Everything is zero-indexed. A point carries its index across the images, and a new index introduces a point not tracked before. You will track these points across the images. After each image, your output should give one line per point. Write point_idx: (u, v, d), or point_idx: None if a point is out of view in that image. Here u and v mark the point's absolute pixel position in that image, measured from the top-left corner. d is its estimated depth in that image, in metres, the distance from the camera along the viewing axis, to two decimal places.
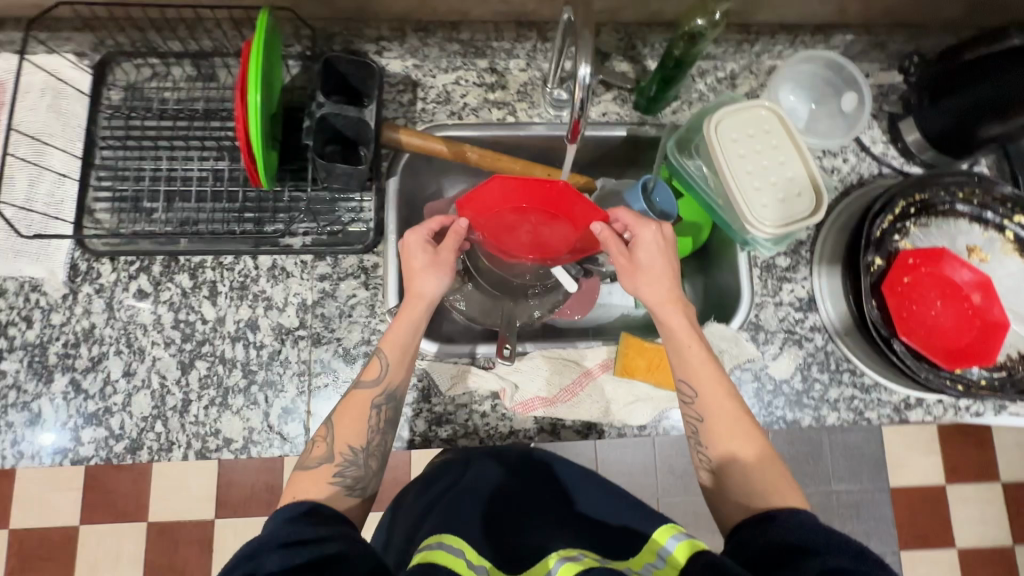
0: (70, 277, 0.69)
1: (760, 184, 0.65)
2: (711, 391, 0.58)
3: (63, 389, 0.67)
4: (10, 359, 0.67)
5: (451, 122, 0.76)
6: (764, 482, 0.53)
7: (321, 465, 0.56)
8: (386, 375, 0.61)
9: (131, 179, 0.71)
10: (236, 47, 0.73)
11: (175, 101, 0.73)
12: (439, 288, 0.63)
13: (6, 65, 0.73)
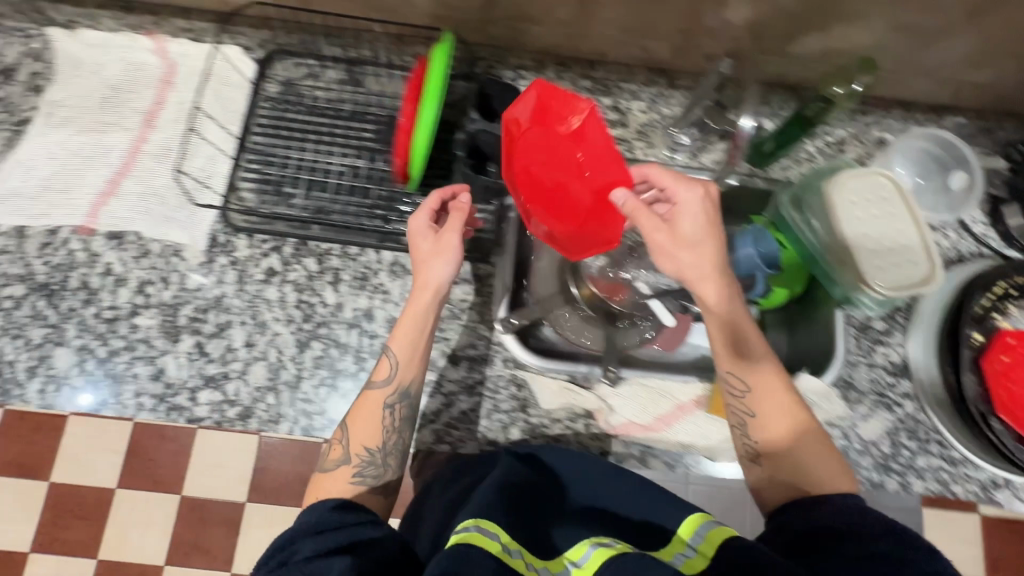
0: (209, 247, 0.74)
1: (876, 246, 0.68)
2: (756, 371, 0.58)
3: (188, 349, 0.71)
4: (145, 314, 0.71)
5: None
6: (818, 460, 0.54)
7: (341, 466, 0.58)
8: (397, 374, 0.60)
9: (277, 164, 0.77)
10: (390, 58, 0.80)
11: (325, 99, 0.80)
12: (446, 274, 0.62)
13: (181, 49, 0.80)
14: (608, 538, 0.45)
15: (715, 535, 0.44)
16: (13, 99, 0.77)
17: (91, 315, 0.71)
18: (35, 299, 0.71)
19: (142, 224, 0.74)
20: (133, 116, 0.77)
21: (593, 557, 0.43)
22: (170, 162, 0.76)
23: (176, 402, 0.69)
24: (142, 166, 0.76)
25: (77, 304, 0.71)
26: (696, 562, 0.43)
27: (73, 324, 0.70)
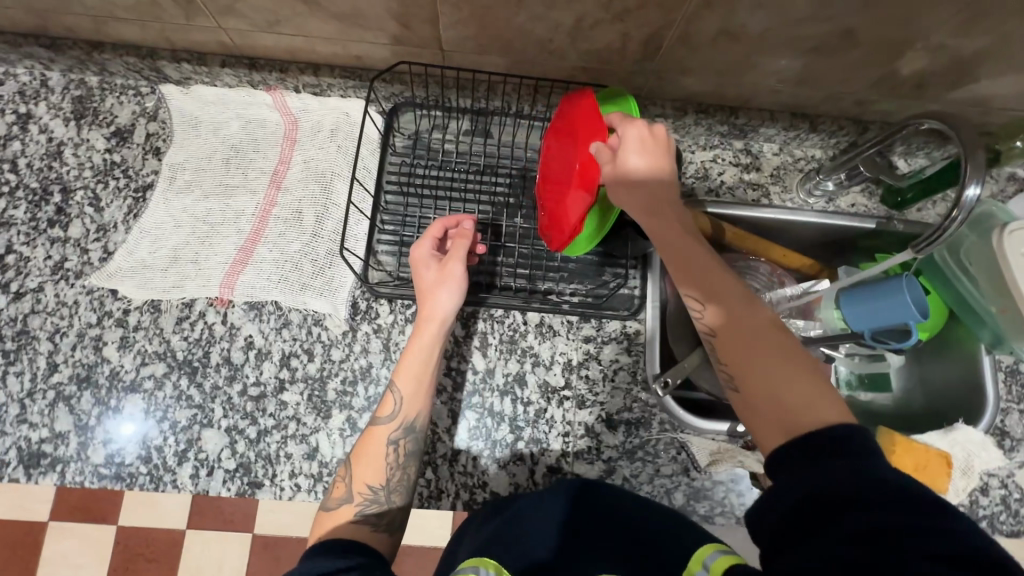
0: (351, 315, 0.71)
1: None
2: (724, 295, 0.49)
3: (340, 425, 0.68)
4: (291, 390, 0.69)
5: (710, 197, 0.79)
6: (795, 387, 0.42)
7: (343, 505, 0.53)
8: (402, 409, 0.58)
9: (412, 224, 0.74)
10: (522, 108, 0.76)
11: (456, 154, 0.77)
12: (450, 307, 0.62)
13: (302, 103, 0.76)
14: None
15: (718, 567, 0.39)
16: (132, 164, 0.74)
17: (236, 393, 0.68)
18: (176, 378, 0.68)
19: (279, 294, 0.71)
20: (260, 177, 0.75)
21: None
22: (303, 226, 0.73)
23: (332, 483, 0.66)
24: (274, 231, 0.73)
25: (221, 381, 0.68)
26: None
27: (219, 403, 0.67)
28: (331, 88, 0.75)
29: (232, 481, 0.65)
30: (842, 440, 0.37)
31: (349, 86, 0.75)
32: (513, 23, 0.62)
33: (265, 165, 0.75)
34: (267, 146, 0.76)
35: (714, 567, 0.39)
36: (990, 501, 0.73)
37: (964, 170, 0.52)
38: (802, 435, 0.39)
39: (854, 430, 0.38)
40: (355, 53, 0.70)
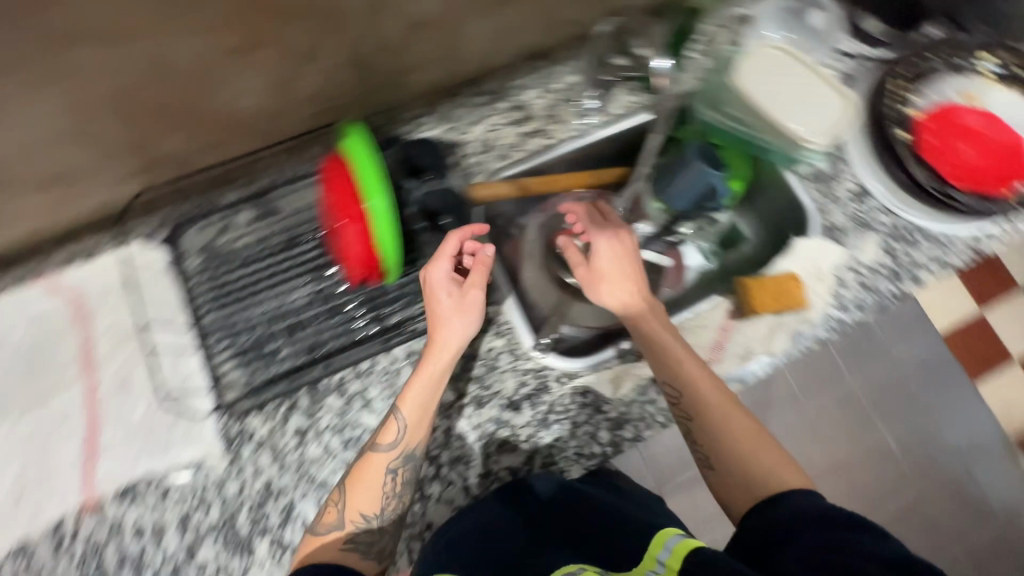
0: (226, 445, 0.68)
1: (805, 109, 0.72)
2: (722, 408, 0.61)
3: (269, 553, 0.66)
4: (203, 547, 0.66)
5: (503, 165, 0.79)
6: (764, 460, 0.57)
7: (327, 535, 0.60)
8: (404, 437, 0.62)
9: (242, 325, 0.73)
10: (285, 171, 0.76)
11: (252, 242, 0.75)
12: (468, 334, 0.64)
13: (80, 275, 0.72)
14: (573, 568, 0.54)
15: (680, 550, 0.50)
16: None
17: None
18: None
19: (141, 462, 0.67)
20: (69, 362, 0.71)
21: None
22: (138, 385, 0.70)
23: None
24: (107, 405, 0.69)
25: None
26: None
27: None
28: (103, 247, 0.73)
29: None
30: (791, 513, 0.50)
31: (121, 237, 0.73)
32: None
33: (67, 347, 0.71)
34: (55, 326, 0.71)
35: (675, 551, 0.50)
36: (851, 290, 0.79)
37: None
38: (772, 508, 0.52)
39: (793, 513, 0.50)
40: None
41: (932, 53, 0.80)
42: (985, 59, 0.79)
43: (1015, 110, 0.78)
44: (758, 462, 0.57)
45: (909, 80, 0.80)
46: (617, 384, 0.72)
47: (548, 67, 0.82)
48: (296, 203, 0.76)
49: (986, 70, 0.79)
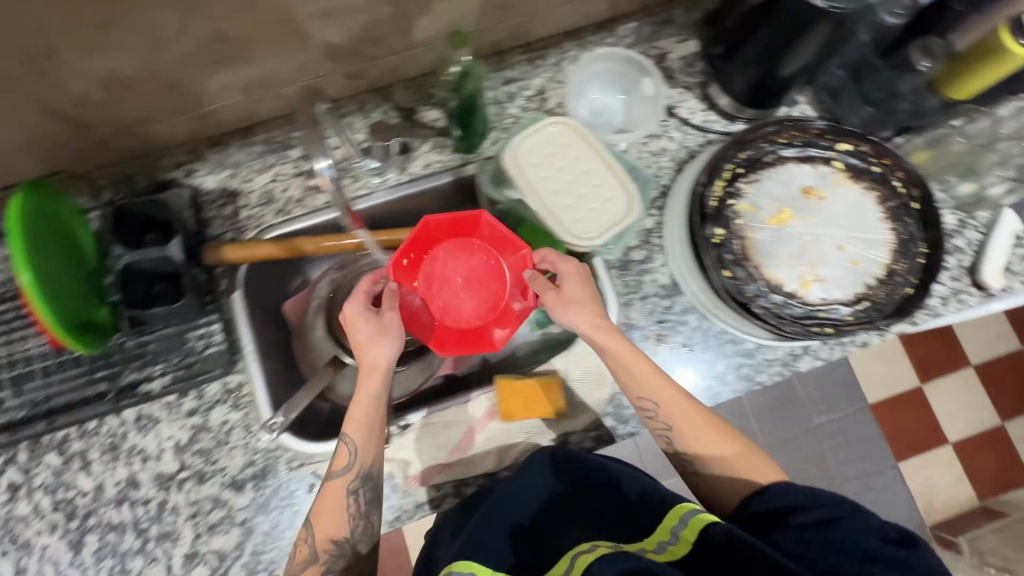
0: (140, 431, 0.77)
1: (592, 205, 0.71)
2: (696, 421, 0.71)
3: (156, 531, 0.75)
4: (109, 501, 0.76)
5: (448, 198, 0.90)
6: (714, 451, 0.70)
7: (309, 565, 0.67)
8: (356, 460, 0.70)
9: (176, 347, 0.79)
10: (262, 162, 0.85)
11: (222, 228, 0.83)
12: (389, 354, 0.72)
13: None
14: (588, 546, 0.59)
15: (695, 522, 0.58)
16: None
17: (61, 540, 0.74)
18: (6, 553, 0.74)
19: (71, 432, 0.77)
20: (13, 353, 0.77)
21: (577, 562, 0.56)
22: (69, 372, 0.78)
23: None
24: (40, 386, 0.77)
25: (44, 532, 0.74)
26: (678, 548, 0.58)
27: (47, 535, 0.74)
28: None
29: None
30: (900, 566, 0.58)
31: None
32: (188, 85, 0.69)
33: (10, 333, 0.78)
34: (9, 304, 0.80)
35: (691, 522, 0.58)
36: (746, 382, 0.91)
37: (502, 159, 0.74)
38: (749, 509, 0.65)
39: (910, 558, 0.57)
40: (42, 164, 0.72)
41: (880, 161, 0.82)
42: (841, 151, 0.83)
43: (855, 210, 0.81)
44: (695, 440, 0.70)
45: (855, 181, 0.82)
46: (521, 448, 0.78)
47: (513, 129, 0.89)
48: (259, 228, 0.84)
49: (840, 163, 0.83)
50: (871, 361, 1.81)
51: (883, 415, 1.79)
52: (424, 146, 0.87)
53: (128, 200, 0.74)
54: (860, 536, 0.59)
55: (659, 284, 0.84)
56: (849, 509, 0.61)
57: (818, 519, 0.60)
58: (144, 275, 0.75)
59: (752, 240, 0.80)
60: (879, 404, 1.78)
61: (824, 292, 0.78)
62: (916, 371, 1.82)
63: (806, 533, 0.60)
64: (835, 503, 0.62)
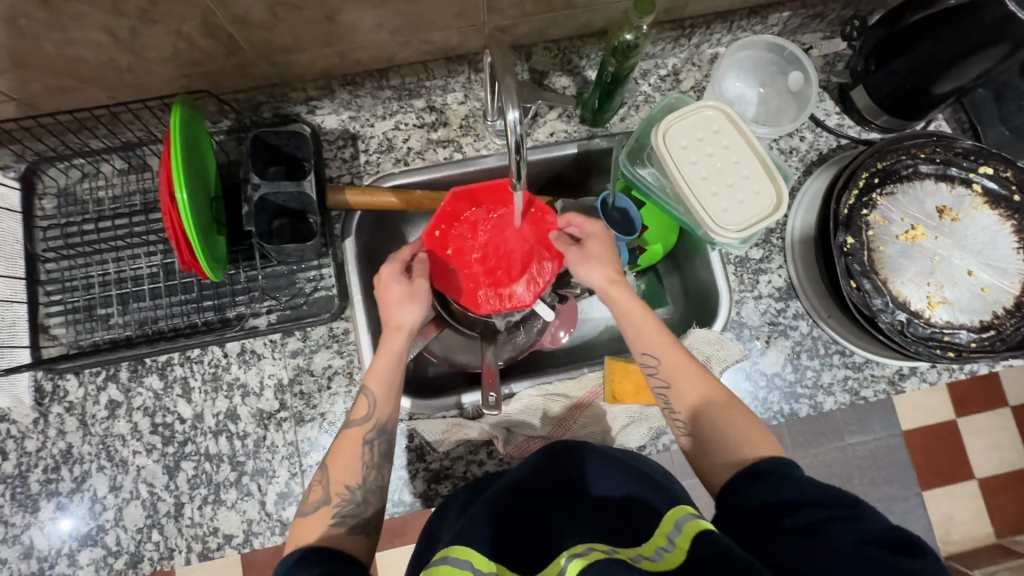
0: (242, 365, 0.77)
1: (738, 195, 0.70)
2: (701, 387, 0.63)
3: (251, 466, 0.74)
4: (206, 431, 0.75)
5: (567, 171, 0.88)
6: (731, 431, 0.59)
7: (321, 507, 0.61)
8: (375, 411, 0.65)
9: (285, 287, 0.78)
10: (385, 108, 0.83)
11: (339, 170, 0.82)
12: (417, 317, 0.70)
13: (83, 153, 0.78)
14: (582, 548, 0.51)
15: (690, 528, 0.49)
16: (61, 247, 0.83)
17: (157, 463, 0.74)
18: (102, 469, 0.74)
19: (174, 358, 0.76)
20: (123, 272, 0.77)
21: (570, 569, 0.49)
22: (178, 297, 0.77)
23: (271, 542, 0.73)
24: (148, 308, 0.77)
25: (140, 453, 0.74)
26: (674, 556, 0.48)
27: (143, 455, 0.74)
28: (94, 138, 0.76)
29: (182, 554, 0.72)
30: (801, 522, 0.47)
31: (108, 124, 0.74)
32: (339, 21, 0.65)
33: (126, 251, 0.77)
34: (121, 221, 0.78)
35: (686, 528, 0.50)
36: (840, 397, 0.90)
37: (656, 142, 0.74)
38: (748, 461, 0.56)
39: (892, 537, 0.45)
40: (179, 80, 0.70)
41: (1022, 190, 0.79)
42: (982, 174, 0.80)
43: (989, 237, 0.79)
44: (708, 414, 0.62)
45: (992, 208, 0.80)
46: (620, 432, 0.78)
47: (644, 108, 0.86)
48: (376, 175, 0.82)
49: (979, 186, 0.80)
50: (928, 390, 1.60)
51: (915, 451, 1.58)
52: (551, 113, 0.85)
53: (260, 128, 0.72)
54: (856, 548, 0.44)
55: (773, 286, 0.83)
56: (836, 510, 0.47)
57: (819, 516, 0.47)
58: (269, 210, 0.73)
59: (880, 252, 0.78)
60: (913, 436, 1.58)
61: (949, 314, 0.77)
62: (956, 410, 1.61)
63: (806, 542, 0.45)
64: (834, 503, 0.48)
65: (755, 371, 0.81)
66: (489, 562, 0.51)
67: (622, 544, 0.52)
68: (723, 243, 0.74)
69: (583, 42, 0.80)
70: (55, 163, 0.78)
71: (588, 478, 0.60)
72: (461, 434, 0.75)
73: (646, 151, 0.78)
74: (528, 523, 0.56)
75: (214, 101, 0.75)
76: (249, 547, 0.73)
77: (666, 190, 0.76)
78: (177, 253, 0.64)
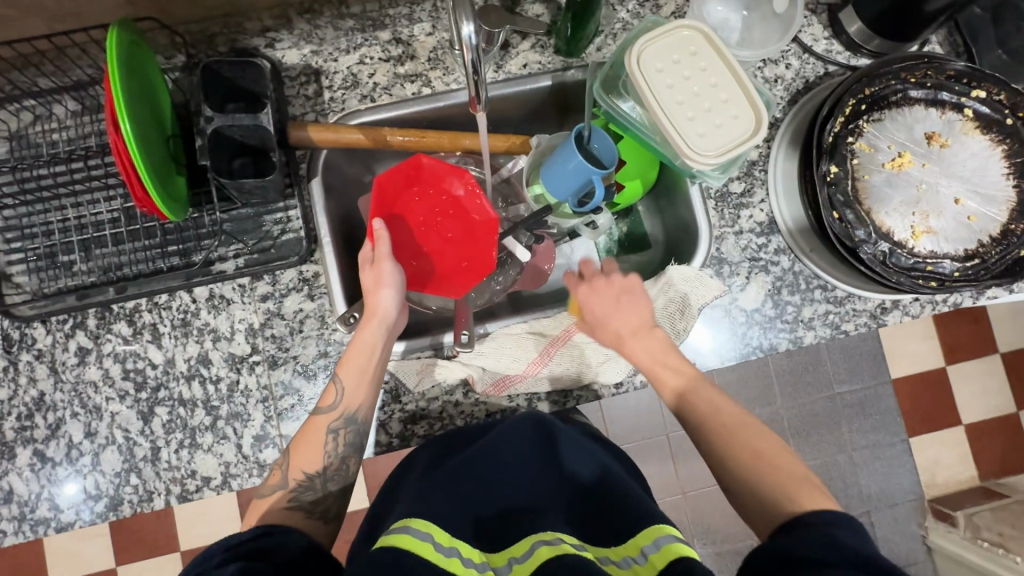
0: (211, 311, 0.75)
1: (720, 121, 0.67)
2: (745, 434, 0.59)
3: (225, 411, 0.74)
4: (176, 376, 0.74)
5: (539, 104, 0.84)
6: (786, 488, 0.54)
7: (276, 491, 0.60)
8: (342, 401, 0.65)
9: (252, 230, 0.76)
10: (346, 40, 0.78)
11: (301, 108, 0.78)
12: (390, 303, 0.69)
13: (30, 93, 0.74)
14: (551, 537, 0.52)
15: (667, 551, 0.48)
16: None
17: (131, 409, 0.74)
18: (76, 415, 0.73)
19: (142, 304, 0.75)
20: (83, 218, 0.75)
21: (536, 555, 0.51)
22: (142, 243, 0.75)
23: (250, 483, 0.73)
24: (112, 254, 0.75)
25: (114, 399, 0.74)
26: (642, 571, 0.49)
27: (114, 403, 0.74)
28: (41, 75, 0.72)
29: (162, 497, 0.73)
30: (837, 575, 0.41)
31: (55, 59, 0.71)
32: None
33: (84, 195, 0.75)
34: (77, 164, 0.75)
35: (664, 548, 0.49)
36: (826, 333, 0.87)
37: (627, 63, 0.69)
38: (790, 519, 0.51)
39: None
40: (124, 8, 0.66)
41: (1013, 113, 0.76)
42: (974, 98, 0.77)
43: (979, 162, 0.76)
44: (744, 465, 0.57)
45: (983, 133, 0.77)
46: (598, 369, 0.76)
47: (621, 36, 0.81)
48: (342, 113, 0.79)
49: (969, 111, 0.77)
50: (920, 336, 1.60)
51: (910, 397, 1.58)
52: (518, 38, 0.80)
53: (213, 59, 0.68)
54: None
55: (755, 221, 0.81)
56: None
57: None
58: (227, 147, 0.70)
59: (865, 182, 0.76)
60: (899, 382, 1.58)
61: (933, 244, 0.75)
62: (945, 356, 1.60)
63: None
64: (869, 566, 0.42)
65: (735, 307, 0.80)
66: (451, 538, 0.52)
67: (591, 540, 0.54)
68: (702, 172, 0.71)
69: None
70: (5, 104, 0.74)
71: (563, 454, 0.64)
72: (435, 374, 0.74)
73: (621, 80, 0.74)
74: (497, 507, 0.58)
75: (165, 34, 0.71)
76: (227, 489, 0.74)
77: (643, 120, 0.73)
78: (129, 190, 0.61)
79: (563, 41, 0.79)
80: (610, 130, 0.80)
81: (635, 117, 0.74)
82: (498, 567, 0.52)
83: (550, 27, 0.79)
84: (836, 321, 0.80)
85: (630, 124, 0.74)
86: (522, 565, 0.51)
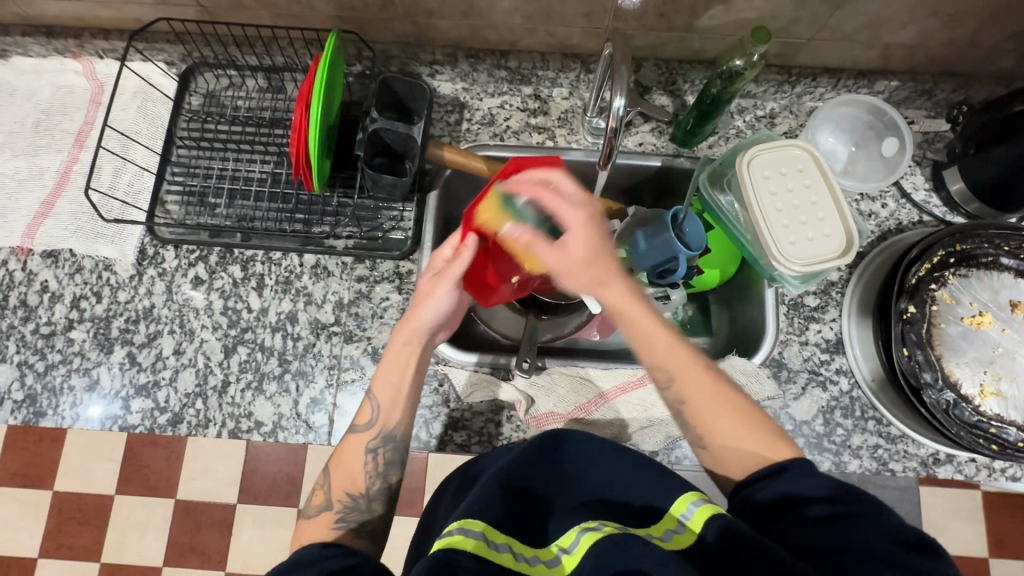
0: (313, 278, 0.84)
1: (812, 234, 0.73)
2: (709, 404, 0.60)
3: (295, 367, 0.81)
4: (265, 323, 0.83)
5: (643, 178, 0.93)
6: (755, 441, 0.57)
7: (322, 511, 0.64)
8: (379, 419, 0.67)
9: (368, 219, 0.86)
10: (495, 85, 0.91)
11: (441, 131, 0.90)
12: (431, 318, 0.68)
13: (234, 65, 0.90)
14: (595, 524, 0.54)
15: (702, 512, 0.52)
16: None
17: (218, 341, 0.82)
18: (173, 333, 0.82)
19: (258, 256, 0.85)
20: (238, 171, 0.87)
21: (582, 542, 0.53)
22: (276, 205, 0.86)
23: (294, 439, 0.78)
24: (250, 207, 0.86)
25: (207, 328, 0.83)
26: (684, 538, 0.51)
27: (205, 331, 0.83)
28: (248, 53, 0.88)
29: (217, 427, 0.79)
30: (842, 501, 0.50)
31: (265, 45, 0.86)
32: None
33: (245, 154, 0.88)
34: (250, 129, 0.89)
35: (698, 512, 0.53)
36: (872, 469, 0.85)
37: (737, 164, 0.76)
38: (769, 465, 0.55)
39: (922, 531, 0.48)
40: (336, 14, 0.81)
41: None
42: None
43: None
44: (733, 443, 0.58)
45: None
46: (638, 431, 0.79)
47: (733, 141, 0.89)
48: (472, 143, 0.89)
49: None
50: None
51: None
52: (639, 115, 0.89)
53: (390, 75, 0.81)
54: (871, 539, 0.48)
55: (822, 337, 0.84)
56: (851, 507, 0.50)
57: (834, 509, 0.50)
58: (376, 145, 0.81)
59: (941, 329, 0.77)
60: None
61: (1000, 407, 0.75)
62: None
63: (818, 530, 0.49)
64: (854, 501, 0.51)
65: (785, 414, 0.81)
66: (500, 535, 0.53)
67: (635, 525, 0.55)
68: (782, 276, 0.76)
69: (692, 66, 0.88)
70: (211, 68, 0.89)
71: (593, 471, 0.63)
72: (488, 392, 0.80)
73: (727, 177, 0.81)
74: (534, 509, 0.59)
75: (355, 45, 0.87)
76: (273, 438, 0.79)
77: (739, 216, 0.79)
78: (294, 160, 0.74)
79: (676, 130, 0.88)
80: (703, 218, 0.86)
81: (729, 211, 0.80)
82: (547, 561, 0.54)
83: (673, 118, 0.88)
84: (887, 457, 0.79)
85: (723, 216, 0.81)
86: (572, 556, 0.53)
